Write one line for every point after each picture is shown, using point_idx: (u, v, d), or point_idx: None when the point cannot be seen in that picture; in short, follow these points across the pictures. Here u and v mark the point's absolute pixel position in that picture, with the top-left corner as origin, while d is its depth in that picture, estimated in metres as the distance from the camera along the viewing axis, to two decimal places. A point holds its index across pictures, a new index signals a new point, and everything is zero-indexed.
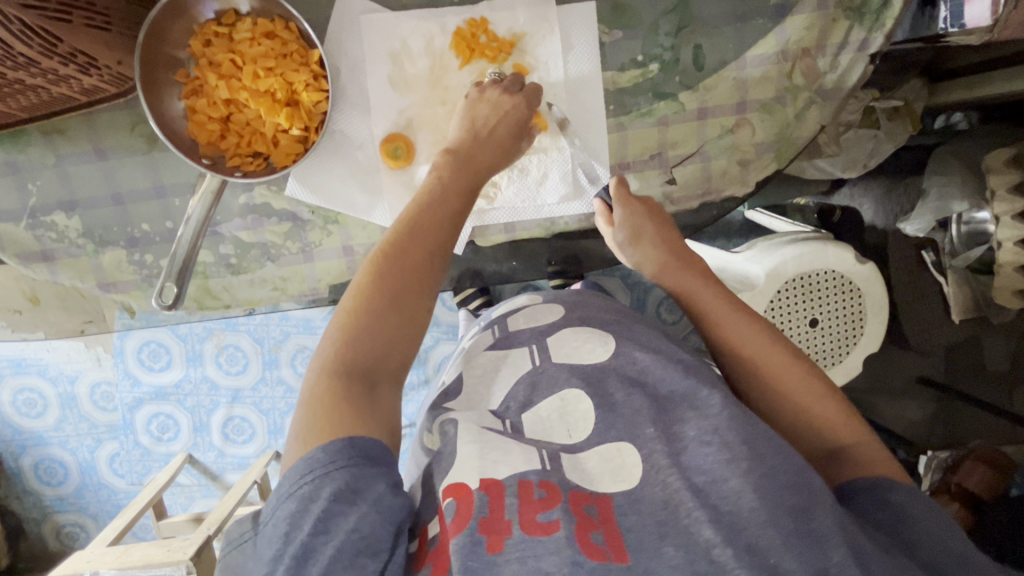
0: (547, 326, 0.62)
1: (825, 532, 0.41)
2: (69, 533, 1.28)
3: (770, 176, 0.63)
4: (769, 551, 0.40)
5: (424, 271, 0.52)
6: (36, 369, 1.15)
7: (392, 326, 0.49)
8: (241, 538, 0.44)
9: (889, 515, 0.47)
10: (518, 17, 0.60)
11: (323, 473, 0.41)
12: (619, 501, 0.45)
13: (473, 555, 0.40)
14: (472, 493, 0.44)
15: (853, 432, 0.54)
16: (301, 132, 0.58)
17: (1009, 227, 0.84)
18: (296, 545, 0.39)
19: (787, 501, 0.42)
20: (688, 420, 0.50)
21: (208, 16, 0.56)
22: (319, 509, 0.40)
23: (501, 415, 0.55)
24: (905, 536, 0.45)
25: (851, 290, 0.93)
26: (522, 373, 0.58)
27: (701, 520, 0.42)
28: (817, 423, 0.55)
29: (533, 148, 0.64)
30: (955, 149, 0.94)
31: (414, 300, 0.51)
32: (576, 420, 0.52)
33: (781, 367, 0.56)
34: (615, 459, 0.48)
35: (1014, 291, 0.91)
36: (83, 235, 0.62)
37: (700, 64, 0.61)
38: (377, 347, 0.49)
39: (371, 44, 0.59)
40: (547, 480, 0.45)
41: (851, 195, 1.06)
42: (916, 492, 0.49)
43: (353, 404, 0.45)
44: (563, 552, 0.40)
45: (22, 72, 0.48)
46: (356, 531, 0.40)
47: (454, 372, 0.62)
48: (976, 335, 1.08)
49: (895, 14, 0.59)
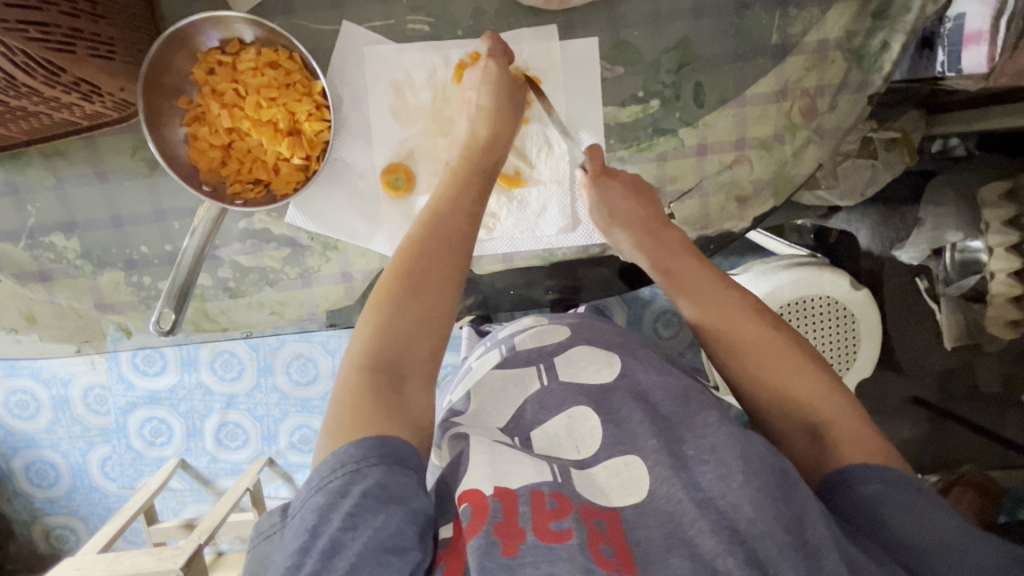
0: (555, 347, 0.61)
1: (819, 544, 0.41)
2: (58, 536, 1.27)
3: (768, 212, 0.64)
4: (766, 561, 0.41)
5: (443, 261, 0.54)
6: (30, 372, 1.13)
7: (417, 317, 0.51)
8: (270, 530, 0.44)
9: (867, 515, 0.46)
10: (522, 51, 0.61)
11: (355, 470, 0.42)
12: (627, 515, 0.45)
13: (488, 556, 0.40)
14: (488, 498, 0.43)
15: (836, 409, 0.52)
16: (301, 161, 0.58)
17: (1004, 258, 0.86)
18: (325, 539, 0.39)
19: (779, 513, 0.42)
20: (687, 438, 0.50)
21: (212, 44, 0.56)
22: (349, 505, 0.40)
23: (510, 432, 0.55)
24: (883, 536, 0.45)
25: (845, 315, 0.94)
26: (529, 394, 0.58)
27: (704, 529, 0.42)
28: (797, 402, 0.54)
29: (533, 180, 0.64)
30: (949, 179, 0.94)
31: (436, 289, 0.53)
32: (584, 435, 0.53)
33: (761, 346, 0.56)
34: (624, 473, 0.48)
35: (1009, 321, 0.93)
36: (82, 256, 0.62)
37: (700, 100, 0.61)
38: (404, 339, 0.50)
39: (373, 75, 0.59)
40: (559, 491, 0.45)
41: (849, 220, 1.00)
42: (898, 479, 0.46)
43: (383, 398, 0.46)
44: (576, 558, 0.40)
45: (25, 100, 0.48)
46: (383, 530, 0.39)
47: (461, 394, 0.62)
48: (969, 360, 1.09)
49: (893, 57, 0.60)
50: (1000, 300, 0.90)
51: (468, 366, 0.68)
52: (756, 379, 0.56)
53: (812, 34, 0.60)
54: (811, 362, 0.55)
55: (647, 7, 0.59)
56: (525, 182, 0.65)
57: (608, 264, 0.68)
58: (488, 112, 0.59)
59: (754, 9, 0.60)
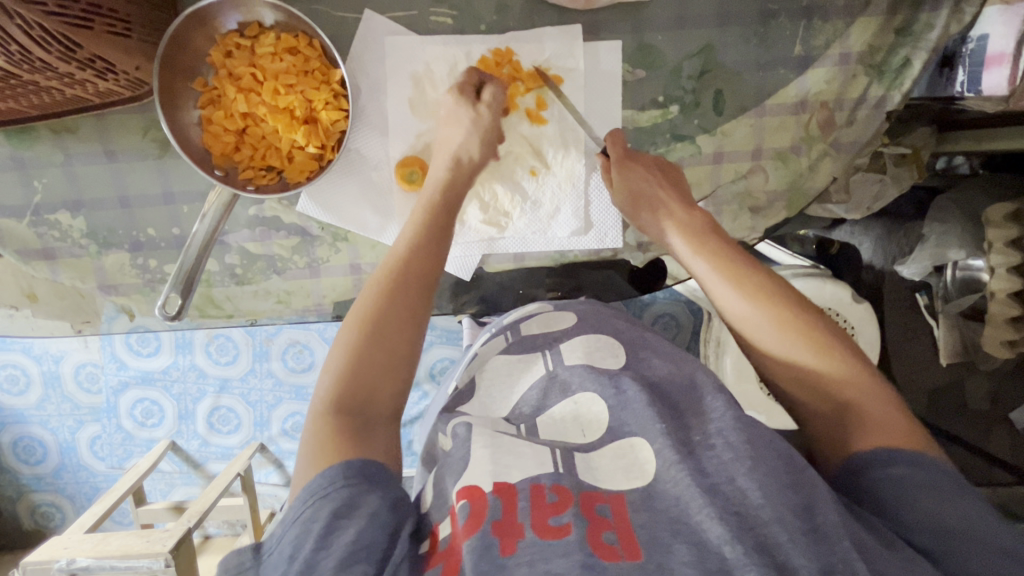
0: (561, 333, 0.62)
1: (831, 529, 0.40)
2: (45, 512, 1.26)
3: (780, 224, 0.64)
4: (776, 548, 0.39)
5: (412, 296, 0.52)
6: (22, 346, 1.11)
7: (385, 356, 0.49)
8: (240, 567, 0.40)
9: (895, 493, 0.43)
10: (545, 49, 0.60)
11: (323, 496, 0.41)
12: (633, 499, 0.45)
13: (485, 558, 0.38)
14: (486, 496, 0.43)
15: (859, 392, 0.49)
16: (316, 150, 0.57)
17: (1004, 278, 0.86)
18: (299, 562, 0.37)
19: (790, 500, 0.41)
20: (694, 426, 0.50)
21: (231, 26, 0.55)
22: (320, 527, 0.39)
23: (514, 420, 0.55)
24: (906, 518, 0.43)
25: (844, 327, 0.95)
26: (535, 378, 0.59)
27: (711, 516, 0.41)
28: (820, 386, 0.51)
29: (549, 179, 0.63)
30: (956, 197, 0.92)
31: (403, 326, 0.50)
32: (590, 421, 0.53)
33: (783, 327, 0.53)
34: (628, 456, 0.49)
35: (1004, 342, 0.93)
36: (87, 236, 0.61)
37: (720, 108, 0.61)
38: (372, 380, 0.48)
39: (393, 66, 0.59)
40: (558, 483, 0.45)
41: (851, 233, 1.03)
42: (921, 462, 0.44)
43: (352, 442, 0.44)
44: (573, 555, 0.38)
45: (38, 75, 0.47)
46: (356, 543, 0.38)
47: (465, 375, 0.64)
48: (960, 376, 1.10)
49: (914, 74, 0.59)
50: (998, 321, 0.91)
51: (472, 351, 0.68)
52: (779, 362, 0.53)
53: (835, 46, 0.60)
54: (838, 340, 0.52)
55: (672, 12, 0.59)
56: (539, 182, 0.63)
57: (618, 269, 0.67)
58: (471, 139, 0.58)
59: (780, 18, 0.60)
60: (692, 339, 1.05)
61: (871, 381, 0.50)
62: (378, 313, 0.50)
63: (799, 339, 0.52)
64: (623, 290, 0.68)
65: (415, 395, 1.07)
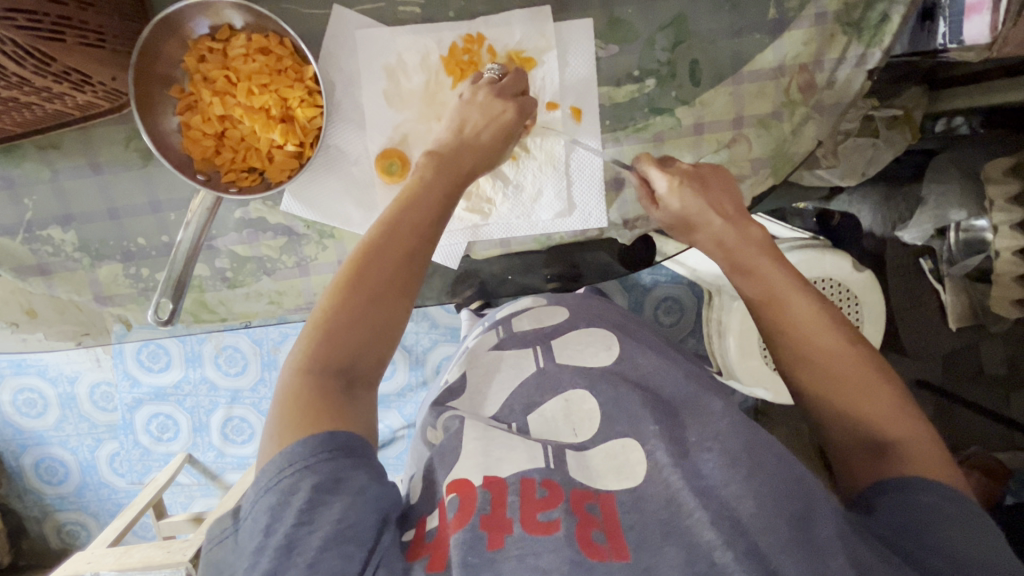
0: (552, 328, 0.61)
1: (826, 543, 0.40)
2: (69, 532, 1.28)
3: (767, 190, 0.63)
4: (770, 557, 0.40)
5: (406, 268, 0.50)
6: (37, 370, 1.14)
7: (372, 327, 0.48)
8: (222, 534, 0.43)
9: (911, 515, 0.45)
10: (515, 34, 0.60)
11: (304, 466, 0.41)
12: (622, 498, 0.45)
13: (473, 551, 0.40)
14: (475, 490, 0.44)
15: (904, 428, 0.49)
16: (295, 148, 0.58)
17: (1008, 236, 0.79)
18: (279, 536, 0.39)
19: (788, 510, 0.42)
20: (692, 425, 0.49)
21: (202, 31, 0.56)
22: (301, 501, 0.40)
23: (505, 418, 0.55)
24: (921, 543, 0.43)
25: (849, 298, 0.91)
26: (525, 376, 0.57)
27: (703, 520, 0.41)
28: (868, 418, 0.49)
29: (528, 162, 0.63)
30: (955, 157, 0.89)
31: (396, 300, 0.49)
32: (581, 419, 0.52)
33: (834, 351, 0.52)
34: (620, 456, 0.48)
35: (1012, 300, 0.86)
36: (80, 249, 0.62)
37: (697, 79, 0.61)
38: (357, 344, 0.47)
39: (366, 59, 0.59)
40: (549, 478, 0.45)
41: (850, 202, 1.00)
42: (954, 496, 0.45)
43: (331, 405, 0.44)
44: (563, 551, 0.40)
45: (16, 91, 0.48)
46: (341, 521, 0.40)
47: (457, 371, 0.63)
48: (975, 341, 1.06)
49: (892, 29, 0.58)
50: (1004, 280, 0.83)
51: (466, 347, 0.67)
52: (820, 385, 0.52)
53: (810, 8, 0.59)
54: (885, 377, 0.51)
55: None
56: (520, 166, 0.63)
57: (608, 247, 0.65)
58: (485, 141, 0.57)
59: None
60: (696, 322, 1.03)
61: (915, 419, 0.49)
62: (371, 287, 0.48)
63: (852, 361, 0.51)
64: (617, 268, 0.67)
65: (422, 394, 1.06)
